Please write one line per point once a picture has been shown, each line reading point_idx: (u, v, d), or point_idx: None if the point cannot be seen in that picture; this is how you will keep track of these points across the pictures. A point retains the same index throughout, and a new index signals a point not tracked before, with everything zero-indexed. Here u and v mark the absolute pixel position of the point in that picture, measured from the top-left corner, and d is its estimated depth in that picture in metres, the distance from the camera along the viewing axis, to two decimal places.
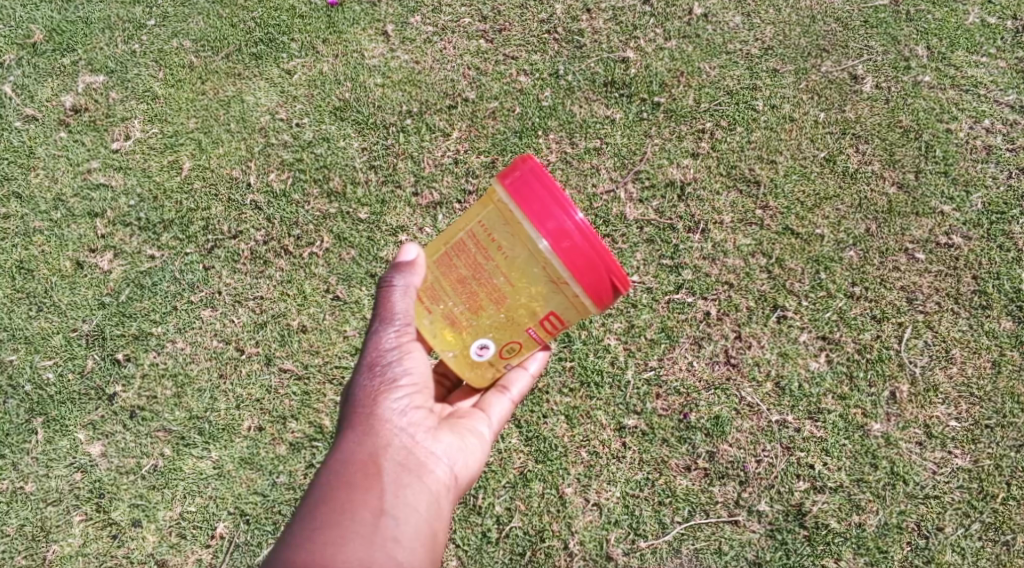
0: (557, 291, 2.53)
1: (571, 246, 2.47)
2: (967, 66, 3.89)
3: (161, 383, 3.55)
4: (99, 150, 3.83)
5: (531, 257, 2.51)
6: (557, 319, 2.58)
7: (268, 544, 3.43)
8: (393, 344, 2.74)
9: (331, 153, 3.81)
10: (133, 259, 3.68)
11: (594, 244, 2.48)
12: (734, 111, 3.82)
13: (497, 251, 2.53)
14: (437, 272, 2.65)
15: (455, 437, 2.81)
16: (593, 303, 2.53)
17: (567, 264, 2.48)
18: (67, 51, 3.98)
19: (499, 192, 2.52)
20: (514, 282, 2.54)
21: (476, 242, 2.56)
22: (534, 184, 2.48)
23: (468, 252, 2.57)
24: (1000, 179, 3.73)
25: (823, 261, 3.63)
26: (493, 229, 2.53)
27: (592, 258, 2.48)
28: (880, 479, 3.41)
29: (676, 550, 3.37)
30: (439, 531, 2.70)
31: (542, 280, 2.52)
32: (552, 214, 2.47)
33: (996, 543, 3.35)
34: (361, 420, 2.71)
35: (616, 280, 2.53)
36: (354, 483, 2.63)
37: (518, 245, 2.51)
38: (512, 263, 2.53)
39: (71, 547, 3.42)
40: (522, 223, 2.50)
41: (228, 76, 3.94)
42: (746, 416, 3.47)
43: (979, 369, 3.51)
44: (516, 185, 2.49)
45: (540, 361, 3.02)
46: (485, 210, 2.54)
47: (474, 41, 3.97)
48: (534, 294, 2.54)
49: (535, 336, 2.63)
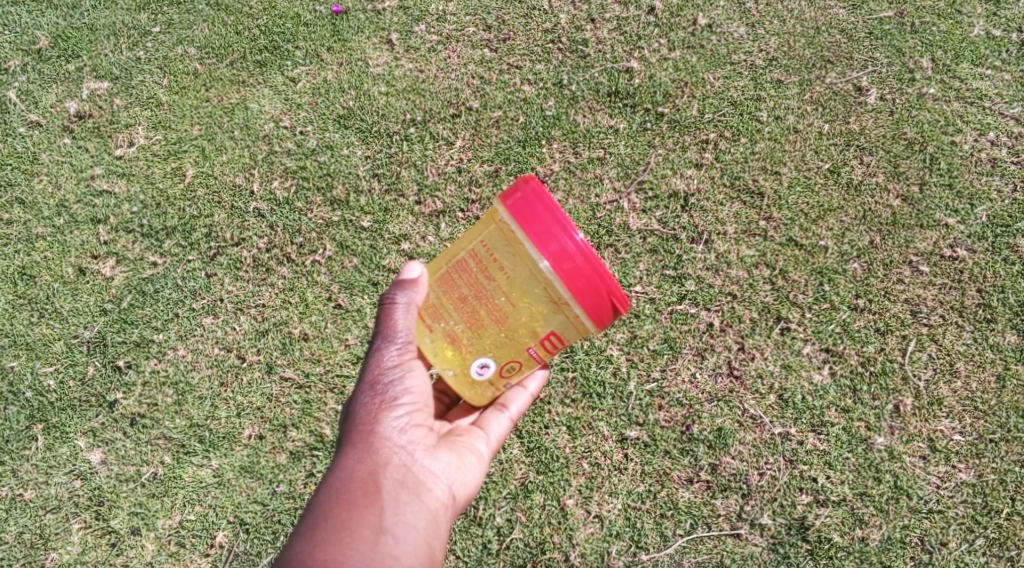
0: (558, 311, 2.52)
1: (572, 267, 2.47)
2: (972, 79, 3.88)
3: (162, 390, 3.54)
4: (102, 156, 3.83)
5: (532, 277, 2.50)
6: (558, 339, 2.58)
7: (268, 553, 3.41)
8: (394, 362, 2.72)
9: (335, 161, 3.80)
10: (135, 265, 3.68)
11: (595, 265, 2.48)
12: (739, 122, 3.82)
13: (499, 270, 2.53)
14: (439, 291, 2.64)
15: (454, 455, 2.80)
16: (593, 323, 2.53)
17: (568, 285, 2.48)
18: (73, 57, 3.99)
19: (501, 213, 2.51)
20: (515, 301, 2.53)
21: (478, 262, 2.55)
22: (535, 206, 2.47)
23: (469, 271, 2.57)
24: (1005, 192, 3.72)
25: (828, 272, 3.62)
26: (494, 249, 2.52)
27: (592, 279, 2.48)
28: (883, 493, 3.39)
29: (677, 563, 3.35)
30: (437, 550, 2.68)
31: (542, 300, 2.52)
32: (554, 235, 2.46)
33: (1001, 559, 3.32)
34: (361, 437, 2.70)
35: (616, 300, 2.53)
36: (354, 501, 2.62)
37: (518, 265, 2.50)
38: (513, 283, 2.52)
39: (69, 555, 3.41)
40: (523, 244, 2.49)
41: (233, 83, 3.94)
42: (750, 428, 3.45)
43: (984, 383, 3.49)
44: (518, 206, 2.48)
45: (540, 380, 3.00)
46: (487, 230, 2.53)
47: (479, 50, 3.97)
48: (534, 313, 2.54)
49: (535, 356, 2.62)
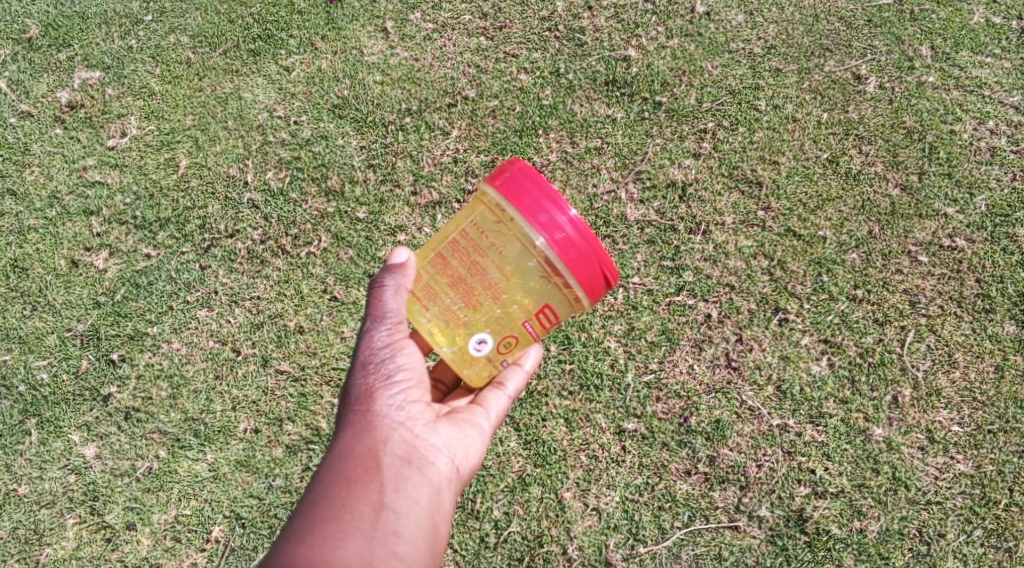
0: (551, 284, 2.55)
1: (564, 237, 2.49)
2: (971, 67, 3.85)
3: (157, 384, 3.51)
4: (95, 147, 3.80)
5: (527, 251, 2.51)
6: (553, 312, 2.60)
7: (265, 548, 3.38)
8: (384, 343, 2.72)
9: (330, 151, 3.77)
10: (129, 257, 3.65)
11: (586, 236, 2.51)
12: (737, 110, 3.79)
13: (491, 248, 2.53)
14: (430, 276, 2.64)
15: (457, 427, 2.75)
16: (586, 295, 2.56)
17: (562, 257, 2.50)
18: (64, 46, 3.94)
19: (489, 192, 2.53)
20: (510, 277, 2.55)
21: (470, 242, 2.56)
22: (522, 182, 2.51)
23: (461, 252, 2.57)
24: (1004, 181, 3.69)
25: (826, 262, 3.59)
26: (485, 227, 2.54)
27: (584, 251, 2.51)
28: (882, 485, 3.38)
29: (676, 555, 3.34)
30: (440, 524, 2.66)
31: (537, 273, 2.53)
32: (544, 207, 2.49)
33: (998, 549, 3.31)
34: (360, 415, 2.68)
35: (607, 274, 2.56)
36: (354, 478, 2.61)
37: (513, 241, 2.52)
38: (508, 260, 2.53)
39: (64, 550, 3.39)
40: (513, 219, 2.51)
41: (227, 72, 3.91)
42: (748, 420, 3.43)
43: (983, 374, 3.47)
44: (505, 183, 2.51)
45: (535, 358, 2.92)
46: (474, 210, 2.55)
47: (474, 38, 3.93)
48: (528, 289, 2.55)
49: (531, 331, 2.62)
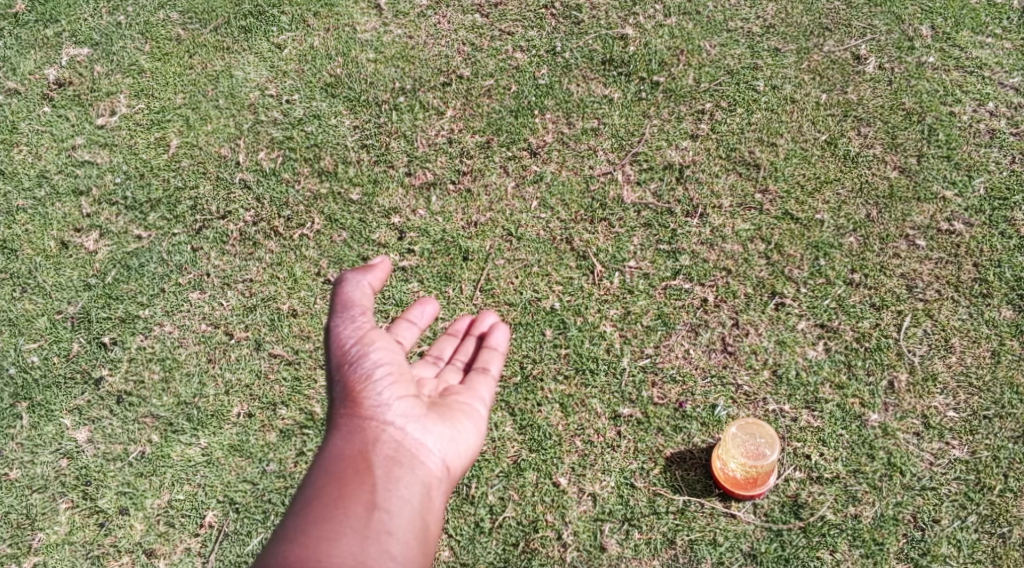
0: (760, 471, 3.23)
1: (752, 480, 3.25)
2: (972, 47, 3.82)
3: (149, 367, 3.47)
4: (83, 126, 3.83)
5: (751, 468, 3.23)
6: (758, 480, 3.24)
7: (258, 533, 3.28)
8: (355, 336, 2.72)
9: (323, 131, 3.77)
10: (119, 239, 3.63)
11: (761, 485, 3.25)
12: (735, 91, 3.78)
13: (745, 460, 3.23)
14: (744, 441, 3.25)
15: (447, 425, 2.73)
16: (760, 487, 3.25)
17: (757, 479, 3.24)
18: (51, 22, 4.03)
19: (735, 472, 3.25)
20: (750, 460, 3.23)
21: (746, 452, 3.24)
22: (745, 484, 3.25)
23: (741, 452, 3.24)
24: (1003, 164, 3.65)
25: (823, 246, 3.56)
26: (746, 458, 3.23)
27: (758, 484, 3.25)
28: (877, 470, 3.29)
29: (670, 541, 3.26)
30: (433, 524, 2.61)
31: (760, 468, 3.22)
32: (756, 484, 3.25)
33: (993, 535, 3.20)
34: (347, 417, 2.65)
35: (757, 492, 3.25)
36: (346, 478, 2.55)
37: (749, 466, 3.23)
38: (752, 464, 3.22)
39: (57, 535, 3.30)
40: (747, 466, 3.23)
41: (217, 50, 3.95)
42: (744, 405, 3.38)
43: (979, 359, 3.40)
44: (744, 480, 3.25)
45: (505, 336, 3.06)
46: (742, 466, 3.24)
47: (469, 15, 3.97)
48: (756, 467, 3.22)
49: (760, 484, 3.25)
